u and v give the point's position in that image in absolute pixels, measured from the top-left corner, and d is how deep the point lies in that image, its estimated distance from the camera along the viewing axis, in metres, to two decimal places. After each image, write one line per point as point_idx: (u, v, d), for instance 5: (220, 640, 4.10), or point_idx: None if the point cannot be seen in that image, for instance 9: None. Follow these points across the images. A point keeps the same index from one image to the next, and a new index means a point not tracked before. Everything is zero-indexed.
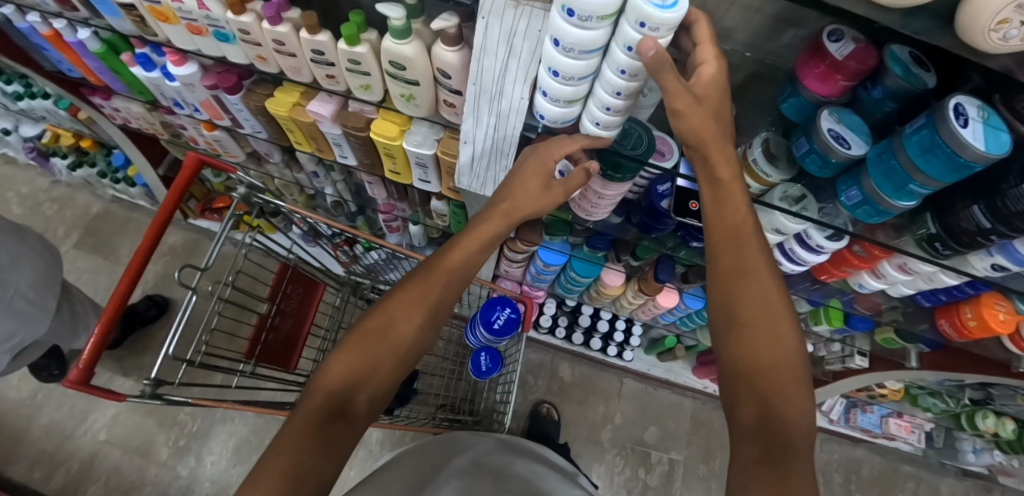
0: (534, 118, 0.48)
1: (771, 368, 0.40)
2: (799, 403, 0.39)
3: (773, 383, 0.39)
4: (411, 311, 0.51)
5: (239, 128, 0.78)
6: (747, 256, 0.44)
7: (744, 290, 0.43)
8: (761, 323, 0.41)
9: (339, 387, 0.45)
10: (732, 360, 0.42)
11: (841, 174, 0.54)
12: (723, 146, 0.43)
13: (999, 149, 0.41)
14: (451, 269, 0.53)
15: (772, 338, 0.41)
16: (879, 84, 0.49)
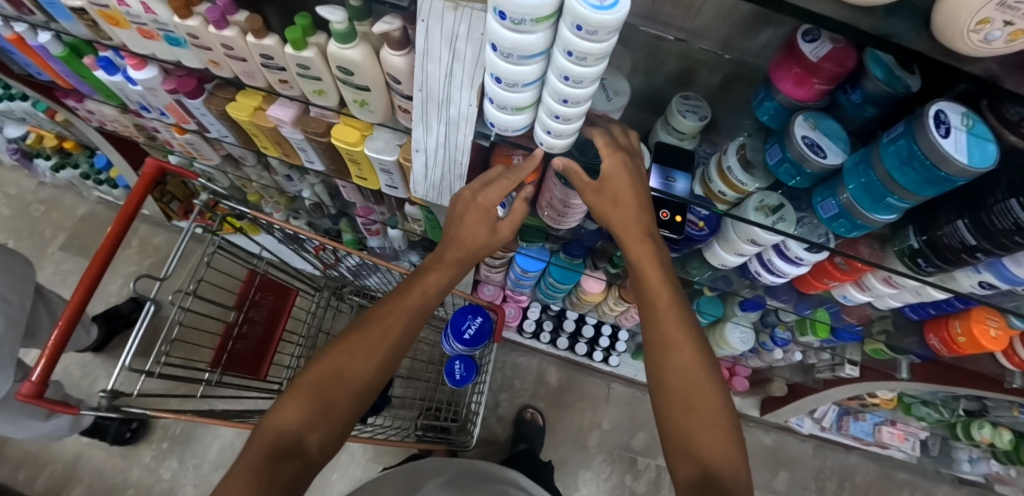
0: (486, 125, 0.45)
1: (702, 430, 0.46)
2: (729, 457, 0.45)
3: (703, 444, 0.45)
4: (373, 347, 0.49)
5: (207, 132, 0.77)
6: (666, 327, 0.51)
7: (669, 359, 0.49)
8: (688, 389, 0.48)
9: (291, 427, 0.43)
10: (666, 425, 0.48)
11: (818, 184, 0.51)
12: (633, 212, 0.50)
13: (983, 162, 0.37)
14: (414, 302, 0.53)
15: (699, 403, 0.47)
16: (858, 87, 0.46)
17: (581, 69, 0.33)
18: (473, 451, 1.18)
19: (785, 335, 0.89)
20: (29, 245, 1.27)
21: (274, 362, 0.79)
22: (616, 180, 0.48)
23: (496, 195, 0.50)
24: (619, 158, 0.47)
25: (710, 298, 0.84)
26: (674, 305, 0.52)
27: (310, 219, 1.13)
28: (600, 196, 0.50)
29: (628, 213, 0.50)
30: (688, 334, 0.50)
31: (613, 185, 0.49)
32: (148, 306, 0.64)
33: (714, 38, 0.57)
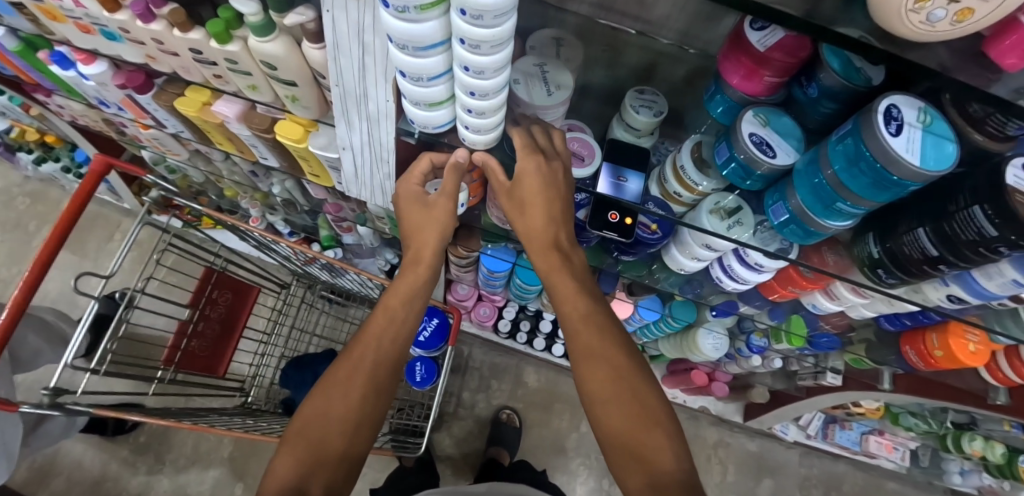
0: (407, 123, 0.43)
1: (646, 435, 0.46)
2: (672, 454, 0.46)
3: (646, 446, 0.46)
4: (350, 386, 0.50)
5: (165, 127, 0.76)
6: (585, 339, 0.51)
7: (595, 369, 0.50)
8: (623, 396, 0.48)
9: (287, 482, 0.45)
10: (605, 434, 0.48)
11: (770, 185, 0.46)
12: (547, 209, 0.49)
13: (938, 165, 0.32)
14: (378, 328, 0.54)
15: (638, 409, 0.48)
16: (814, 80, 0.40)
17: (479, 59, 0.30)
18: (448, 451, 1.17)
19: (761, 342, 0.85)
20: (15, 238, 1.28)
21: (233, 359, 0.82)
22: (530, 181, 0.46)
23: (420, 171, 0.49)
24: (534, 159, 0.45)
25: (683, 302, 0.81)
26: (587, 316, 0.52)
27: (287, 216, 1.10)
28: (512, 198, 0.50)
29: (533, 221, 0.51)
30: (611, 342, 0.51)
31: (525, 188, 0.47)
32: (93, 304, 0.64)
33: (672, 28, 0.53)
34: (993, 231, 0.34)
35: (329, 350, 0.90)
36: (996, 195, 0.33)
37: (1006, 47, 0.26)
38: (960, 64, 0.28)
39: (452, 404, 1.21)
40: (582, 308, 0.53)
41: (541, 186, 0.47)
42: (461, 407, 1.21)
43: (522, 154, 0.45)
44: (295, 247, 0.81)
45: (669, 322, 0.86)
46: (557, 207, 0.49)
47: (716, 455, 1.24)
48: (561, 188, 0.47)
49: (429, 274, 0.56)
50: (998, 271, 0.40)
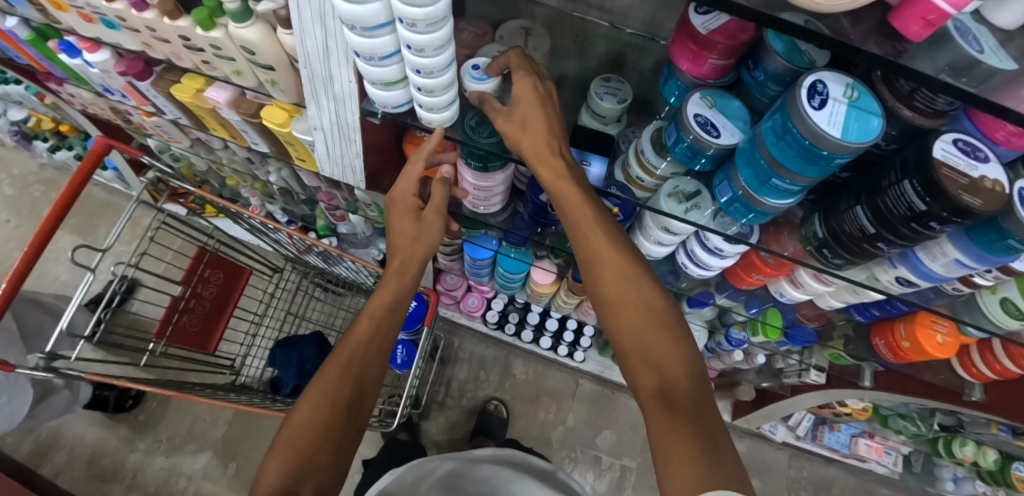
0: (370, 104, 0.46)
1: (617, 284, 0.43)
2: (681, 361, 0.40)
3: (654, 350, 0.41)
4: (343, 396, 0.49)
5: (164, 114, 0.79)
6: (593, 243, 0.44)
7: (602, 275, 0.44)
8: (630, 303, 0.42)
9: (277, 487, 0.42)
10: (615, 335, 0.43)
11: (719, 166, 0.47)
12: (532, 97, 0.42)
13: (859, 138, 0.33)
14: (360, 344, 0.53)
15: (642, 313, 0.42)
16: (760, 64, 0.42)
17: (421, 37, 0.32)
18: (437, 439, 1.19)
19: (740, 336, 0.86)
20: (28, 222, 1.34)
21: (223, 337, 0.87)
22: (525, 98, 0.42)
23: (409, 185, 0.54)
24: (529, 80, 0.42)
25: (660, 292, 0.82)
26: (564, 181, 0.43)
27: (285, 205, 1.13)
28: (510, 120, 0.44)
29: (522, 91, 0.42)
30: (611, 243, 0.44)
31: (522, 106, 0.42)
32: (88, 277, 0.68)
33: (637, 18, 0.54)
34: (922, 206, 0.34)
35: (315, 333, 0.92)
36: (924, 170, 0.33)
37: (909, 15, 0.27)
38: (873, 37, 0.29)
39: (441, 393, 1.23)
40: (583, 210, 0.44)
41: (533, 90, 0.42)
42: (450, 397, 1.22)
43: (518, 77, 0.42)
44: (293, 235, 0.84)
45: None
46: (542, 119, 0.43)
47: None
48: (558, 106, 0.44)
49: (414, 280, 0.59)
50: (941, 251, 0.40)
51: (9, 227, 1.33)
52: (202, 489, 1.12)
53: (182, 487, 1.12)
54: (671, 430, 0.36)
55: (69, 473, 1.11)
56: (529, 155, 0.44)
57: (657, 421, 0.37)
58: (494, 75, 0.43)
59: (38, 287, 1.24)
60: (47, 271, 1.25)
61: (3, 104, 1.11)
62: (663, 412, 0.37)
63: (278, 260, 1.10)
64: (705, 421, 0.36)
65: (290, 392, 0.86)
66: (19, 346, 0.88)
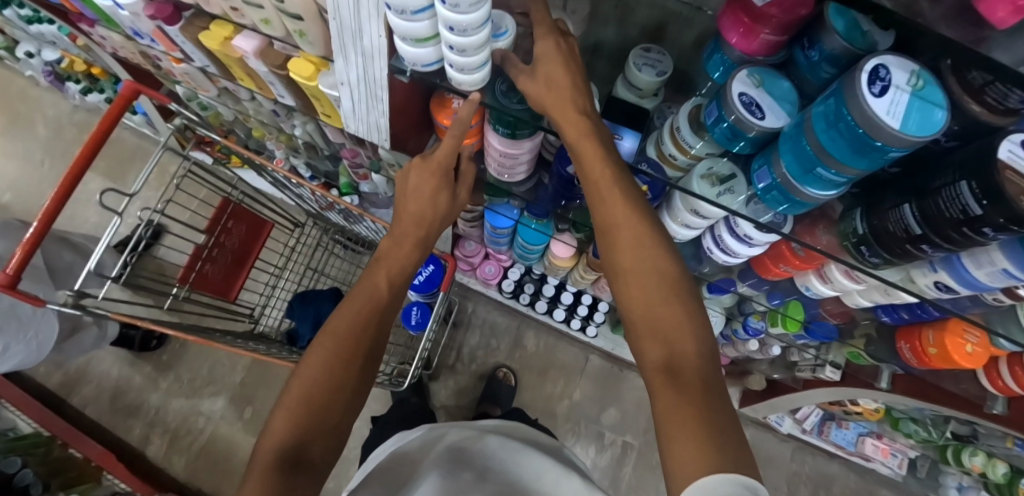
0: (400, 60, 0.43)
1: (634, 257, 0.42)
2: (693, 337, 0.38)
3: (667, 324, 0.39)
4: (355, 356, 0.49)
5: (193, 61, 0.78)
6: (613, 207, 0.42)
7: (619, 242, 0.42)
8: (643, 273, 0.41)
9: (286, 443, 0.43)
10: (628, 307, 0.42)
11: (759, 150, 0.45)
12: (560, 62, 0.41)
13: (919, 131, 0.30)
14: (372, 305, 0.53)
15: (657, 284, 0.41)
16: (816, 43, 0.39)
17: None
18: (445, 402, 1.22)
19: (758, 326, 0.84)
20: (61, 164, 1.38)
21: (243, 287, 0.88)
22: (550, 62, 0.41)
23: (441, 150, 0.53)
24: (551, 39, 0.41)
25: None
26: (587, 140, 0.42)
27: (309, 160, 1.14)
28: (533, 82, 0.42)
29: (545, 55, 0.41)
30: (632, 211, 0.42)
31: (545, 69, 0.41)
32: (115, 220, 0.68)
33: None
34: (978, 209, 0.32)
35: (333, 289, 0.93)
36: (984, 171, 0.31)
37: None
38: None
39: (451, 357, 1.25)
40: (599, 177, 0.42)
41: (557, 55, 0.41)
42: (460, 362, 1.25)
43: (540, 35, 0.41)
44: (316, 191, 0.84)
45: None
46: (566, 79, 0.41)
47: None
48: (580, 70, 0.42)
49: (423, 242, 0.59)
50: (989, 259, 0.38)
51: (43, 167, 1.37)
52: (219, 429, 1.17)
53: (201, 426, 1.17)
54: (677, 404, 0.35)
55: (97, 405, 1.17)
56: (552, 113, 0.42)
57: (662, 396, 0.36)
58: (509, 27, 0.41)
59: (71, 227, 1.28)
60: (80, 211, 1.29)
61: (38, 44, 1.12)
62: (671, 388, 0.36)
63: (300, 215, 1.12)
64: (712, 401, 0.35)
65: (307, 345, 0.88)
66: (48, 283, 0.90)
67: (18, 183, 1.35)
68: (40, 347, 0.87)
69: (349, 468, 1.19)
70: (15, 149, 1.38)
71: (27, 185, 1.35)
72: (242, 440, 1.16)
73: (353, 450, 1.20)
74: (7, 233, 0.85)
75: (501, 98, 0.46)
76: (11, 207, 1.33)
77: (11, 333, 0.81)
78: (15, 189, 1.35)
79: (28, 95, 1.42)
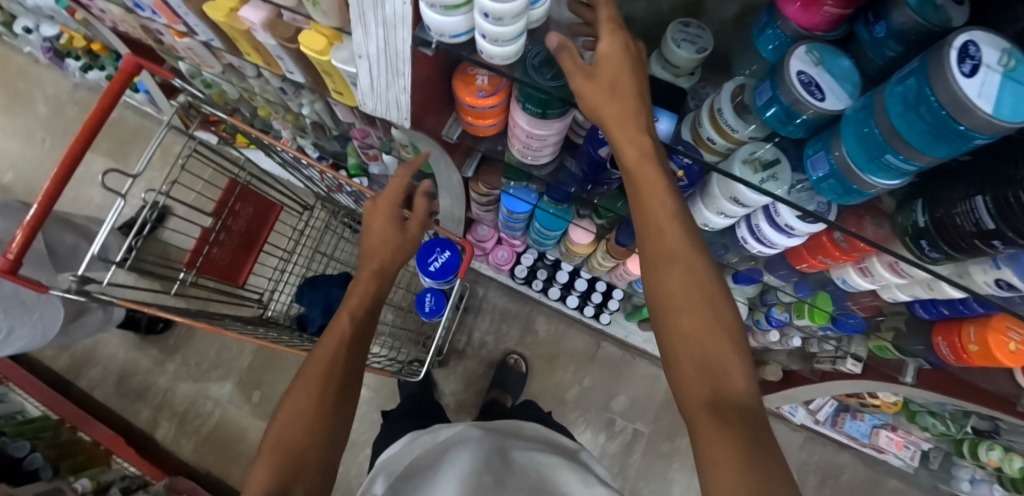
0: (425, 31, 0.39)
1: (679, 284, 0.37)
2: (741, 378, 0.35)
3: (715, 361, 0.35)
4: (330, 384, 0.49)
5: (196, 35, 0.74)
6: (659, 227, 0.38)
7: (666, 265, 0.37)
8: (693, 301, 0.36)
9: (270, 488, 0.40)
10: (669, 339, 0.37)
11: (814, 134, 0.42)
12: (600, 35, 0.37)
13: (1014, 115, 0.27)
14: (341, 340, 0.54)
15: (704, 316, 0.36)
16: (882, 17, 0.35)
17: None
18: (455, 388, 1.21)
19: (781, 317, 0.82)
20: (63, 143, 1.34)
21: (252, 272, 0.85)
22: (614, 64, 0.37)
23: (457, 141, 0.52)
24: (620, 37, 0.37)
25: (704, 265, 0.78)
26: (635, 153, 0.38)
27: (316, 140, 1.10)
28: (592, 82, 0.37)
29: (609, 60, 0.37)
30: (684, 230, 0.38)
31: (607, 71, 0.37)
32: (118, 202, 0.65)
33: None
34: None
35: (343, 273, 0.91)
36: None
37: None
38: None
39: (461, 343, 1.23)
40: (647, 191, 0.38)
41: (622, 60, 0.37)
42: (470, 347, 1.23)
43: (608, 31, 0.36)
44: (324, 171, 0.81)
45: None
46: (631, 82, 0.37)
47: None
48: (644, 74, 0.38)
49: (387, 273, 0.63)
50: None
51: (44, 146, 1.34)
52: (227, 413, 1.16)
53: (209, 410, 1.16)
54: (727, 452, 0.31)
55: (104, 388, 1.16)
56: (604, 119, 0.38)
57: (712, 444, 0.32)
58: None
59: (74, 208, 1.26)
60: (82, 192, 1.26)
61: (35, 18, 1.07)
62: (720, 432, 0.32)
63: (309, 197, 1.09)
64: (760, 438, 0.32)
65: (318, 330, 0.85)
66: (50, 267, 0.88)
67: (19, 162, 1.32)
68: (43, 332, 0.85)
69: (359, 452, 1.19)
70: (16, 127, 1.34)
71: (29, 164, 1.32)
72: (250, 424, 1.15)
73: (362, 435, 1.20)
74: (7, 214, 0.83)
75: (530, 72, 0.42)
76: (13, 187, 1.30)
77: (14, 317, 0.79)
78: (16, 168, 1.32)
79: (26, 71, 1.37)
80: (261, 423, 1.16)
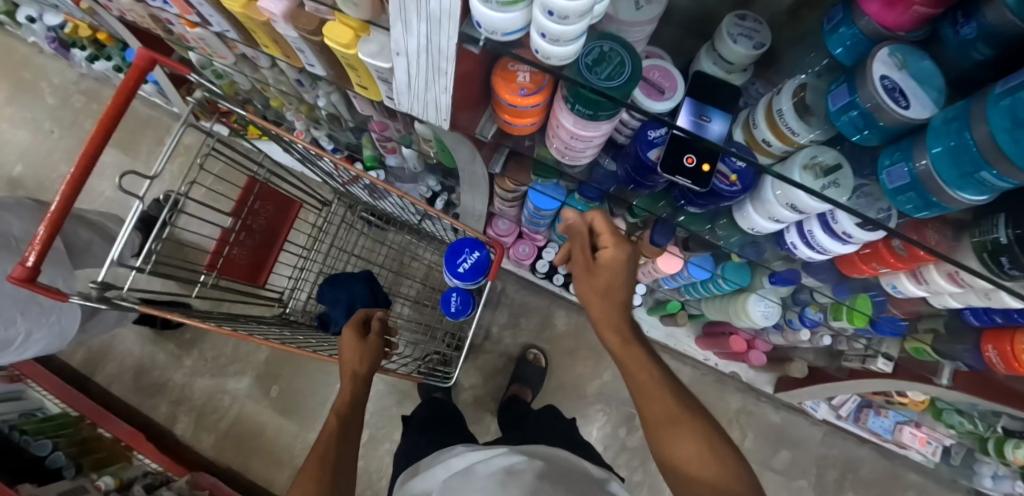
0: (473, 27, 0.36)
1: (666, 421, 0.49)
2: (728, 475, 0.45)
3: (701, 475, 0.46)
4: (325, 476, 0.52)
5: (210, 25, 0.71)
6: (643, 384, 0.52)
7: (649, 405, 0.51)
8: (675, 422, 0.49)
9: None
10: (667, 465, 0.48)
11: (890, 142, 0.39)
12: None
13: None
14: (332, 435, 0.58)
15: (695, 447, 0.47)
16: (972, 18, 0.32)
17: None
18: (473, 383, 1.20)
19: (815, 317, 0.80)
20: (71, 134, 1.31)
21: (273, 271, 0.83)
22: (613, 263, 0.53)
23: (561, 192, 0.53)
24: (617, 245, 0.53)
25: (737, 265, 0.75)
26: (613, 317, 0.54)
27: (330, 131, 1.07)
28: (593, 276, 0.54)
29: (602, 277, 0.54)
30: (660, 378, 0.51)
31: (602, 270, 0.53)
32: (137, 203, 0.63)
33: None
34: None
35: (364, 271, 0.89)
36: None
37: None
38: None
39: (480, 337, 1.22)
40: (633, 356, 0.53)
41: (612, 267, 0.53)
42: (488, 342, 1.22)
43: (609, 244, 0.53)
44: (339, 164, 0.78)
45: (719, 284, 0.82)
46: (627, 269, 0.54)
47: (737, 421, 1.23)
48: (629, 267, 0.54)
49: (369, 370, 0.69)
50: None
51: (53, 137, 1.31)
52: (246, 408, 1.16)
53: (227, 405, 1.16)
54: None
55: (122, 383, 1.16)
56: (586, 294, 0.55)
57: None
58: None
59: (85, 202, 1.23)
60: (92, 185, 1.24)
61: (40, 7, 1.03)
62: None
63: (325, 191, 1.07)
64: None
65: (340, 330, 0.83)
66: (65, 266, 0.86)
67: (28, 154, 1.29)
68: (60, 333, 0.83)
69: (378, 446, 1.19)
70: (24, 119, 1.31)
71: (38, 156, 1.29)
72: (269, 419, 1.15)
73: (381, 429, 1.20)
74: (20, 212, 0.81)
75: (580, 75, 0.39)
76: (22, 181, 1.27)
77: (32, 318, 0.77)
78: (25, 160, 1.29)
79: (31, 61, 1.34)
80: (280, 418, 1.16)
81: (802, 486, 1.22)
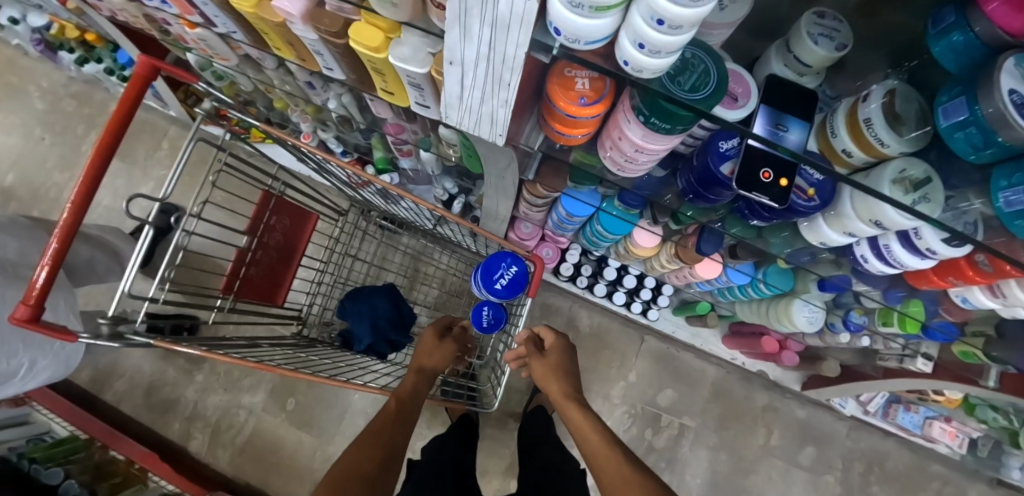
0: (550, 34, 0.31)
1: (593, 445, 0.54)
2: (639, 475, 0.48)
3: (616, 477, 0.49)
4: (383, 437, 0.54)
5: (213, 26, 0.64)
6: (580, 427, 0.58)
7: (584, 439, 0.56)
8: (598, 448, 0.54)
9: None
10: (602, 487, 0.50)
11: (1006, 160, 0.35)
12: None
13: None
14: (398, 409, 0.60)
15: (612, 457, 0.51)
16: None
17: None
18: None
19: (860, 321, 0.77)
20: (64, 141, 1.24)
21: (291, 288, 0.78)
22: (559, 351, 0.71)
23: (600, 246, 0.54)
24: (563, 340, 0.73)
25: (781, 270, 0.72)
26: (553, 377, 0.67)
27: (339, 133, 1.01)
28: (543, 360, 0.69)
29: (549, 359, 0.69)
30: (590, 419, 0.58)
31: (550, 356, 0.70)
32: (145, 229, 0.57)
33: None
34: None
35: (387, 284, 0.85)
36: None
37: None
38: None
39: None
40: (571, 407, 0.61)
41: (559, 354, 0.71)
42: None
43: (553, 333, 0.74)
44: (350, 169, 0.72)
45: (758, 288, 0.79)
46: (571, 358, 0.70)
47: (763, 419, 1.21)
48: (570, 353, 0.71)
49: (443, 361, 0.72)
50: None
51: (45, 144, 1.23)
52: (262, 422, 1.12)
53: (243, 419, 1.12)
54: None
55: (132, 400, 1.12)
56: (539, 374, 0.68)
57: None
58: None
59: None
60: None
61: (23, 7, 0.96)
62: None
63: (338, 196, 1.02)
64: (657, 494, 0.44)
65: (365, 349, 0.79)
66: (68, 288, 0.81)
67: (18, 163, 1.22)
68: (65, 360, 0.79)
69: None
70: (12, 125, 1.24)
71: (29, 165, 1.22)
72: (287, 433, 1.12)
73: None
74: (16, 233, 0.75)
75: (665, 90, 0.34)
76: (14, 191, 1.21)
77: (36, 347, 0.73)
78: (15, 169, 1.22)
79: (16, 64, 1.26)
80: (298, 430, 1.12)
81: (828, 481, 1.21)
